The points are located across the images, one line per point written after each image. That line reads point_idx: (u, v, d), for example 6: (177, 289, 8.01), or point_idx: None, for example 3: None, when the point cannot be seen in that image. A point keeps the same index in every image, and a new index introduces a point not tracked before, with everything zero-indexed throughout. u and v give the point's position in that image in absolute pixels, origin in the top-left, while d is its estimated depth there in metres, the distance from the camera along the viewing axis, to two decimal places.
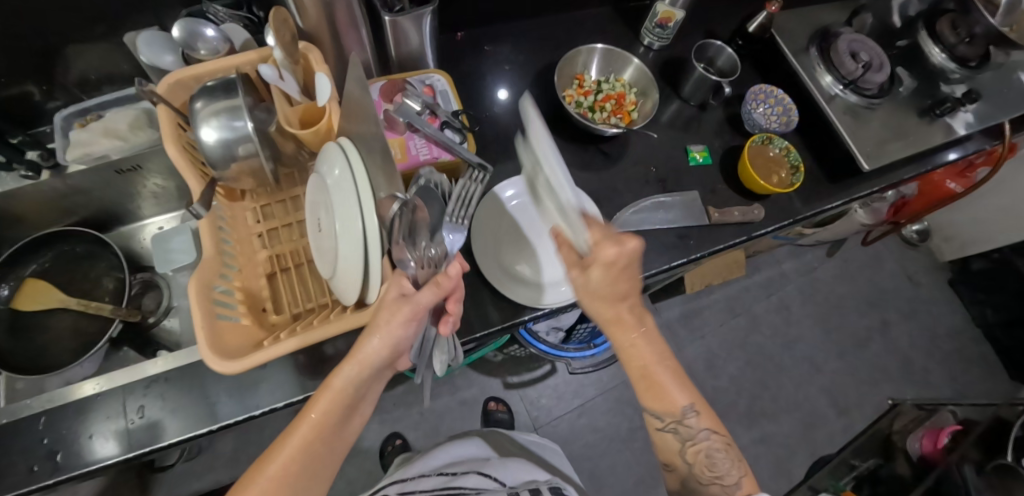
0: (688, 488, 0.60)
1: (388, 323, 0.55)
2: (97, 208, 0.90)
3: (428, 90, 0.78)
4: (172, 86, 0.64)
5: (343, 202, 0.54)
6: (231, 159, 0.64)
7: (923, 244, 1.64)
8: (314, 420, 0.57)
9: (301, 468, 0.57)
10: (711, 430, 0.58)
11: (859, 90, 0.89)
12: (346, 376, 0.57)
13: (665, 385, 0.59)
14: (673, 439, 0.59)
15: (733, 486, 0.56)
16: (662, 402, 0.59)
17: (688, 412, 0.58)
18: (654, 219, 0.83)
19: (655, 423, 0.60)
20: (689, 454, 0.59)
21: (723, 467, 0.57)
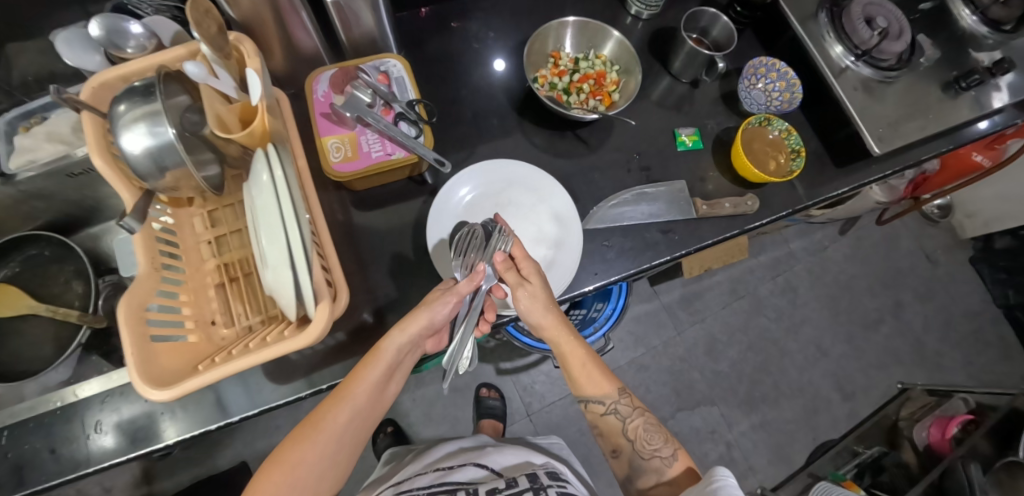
0: (635, 468, 0.68)
1: (432, 297, 0.63)
2: (58, 211, 0.87)
3: (383, 78, 0.71)
4: (96, 89, 0.60)
5: (267, 223, 0.51)
6: (163, 168, 0.59)
7: (945, 221, 1.53)
8: (364, 384, 0.61)
9: (348, 428, 0.62)
10: (643, 410, 0.70)
11: (873, 62, 0.79)
12: (395, 344, 0.61)
13: (594, 373, 0.71)
14: (615, 419, 0.70)
15: (669, 458, 0.67)
16: (594, 387, 0.70)
17: (621, 393, 0.70)
18: (635, 212, 0.75)
19: (598, 408, 0.70)
20: (631, 430, 0.69)
21: (661, 441, 0.68)
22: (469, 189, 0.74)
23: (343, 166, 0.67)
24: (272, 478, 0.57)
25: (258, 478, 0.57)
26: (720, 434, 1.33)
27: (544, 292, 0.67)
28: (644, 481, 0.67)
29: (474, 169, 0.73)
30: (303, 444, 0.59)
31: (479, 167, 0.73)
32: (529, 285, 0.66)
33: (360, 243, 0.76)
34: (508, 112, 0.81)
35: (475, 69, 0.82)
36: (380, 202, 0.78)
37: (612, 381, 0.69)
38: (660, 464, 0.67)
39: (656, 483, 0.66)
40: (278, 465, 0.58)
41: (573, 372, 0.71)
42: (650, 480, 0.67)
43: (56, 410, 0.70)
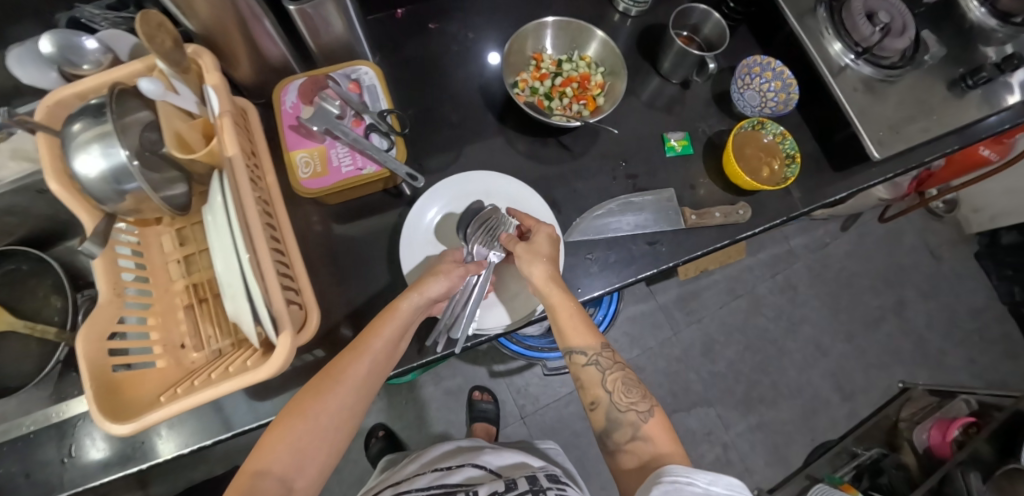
0: (611, 421, 0.61)
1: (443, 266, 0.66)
2: (33, 226, 0.85)
3: (354, 86, 0.68)
4: (50, 108, 0.57)
5: (222, 248, 0.51)
6: (121, 191, 0.57)
7: (950, 215, 1.49)
8: (381, 338, 0.61)
9: (366, 383, 0.60)
10: (624, 365, 0.64)
11: (874, 60, 0.75)
12: (411, 301, 0.62)
13: (580, 323, 0.64)
14: (595, 371, 0.63)
15: (646, 413, 0.61)
16: (579, 337, 0.64)
17: (605, 346, 0.64)
18: (621, 223, 0.72)
19: (578, 360, 0.64)
20: (610, 382, 0.63)
21: (639, 395, 0.62)
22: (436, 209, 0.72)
23: (312, 182, 0.65)
24: (292, 427, 0.56)
25: (275, 428, 0.56)
26: (716, 435, 1.31)
27: (550, 252, 0.66)
28: (620, 437, 0.60)
29: (438, 187, 0.72)
30: (322, 394, 0.57)
31: (442, 185, 0.72)
32: (529, 243, 0.67)
33: (336, 256, 0.74)
34: (489, 119, 0.78)
35: (455, 73, 0.79)
36: (356, 213, 0.75)
37: (596, 331, 0.63)
38: (637, 418, 0.60)
39: (630, 438, 0.60)
40: (296, 415, 0.56)
41: (557, 321, 0.64)
42: (625, 435, 0.60)
43: (28, 434, 0.69)
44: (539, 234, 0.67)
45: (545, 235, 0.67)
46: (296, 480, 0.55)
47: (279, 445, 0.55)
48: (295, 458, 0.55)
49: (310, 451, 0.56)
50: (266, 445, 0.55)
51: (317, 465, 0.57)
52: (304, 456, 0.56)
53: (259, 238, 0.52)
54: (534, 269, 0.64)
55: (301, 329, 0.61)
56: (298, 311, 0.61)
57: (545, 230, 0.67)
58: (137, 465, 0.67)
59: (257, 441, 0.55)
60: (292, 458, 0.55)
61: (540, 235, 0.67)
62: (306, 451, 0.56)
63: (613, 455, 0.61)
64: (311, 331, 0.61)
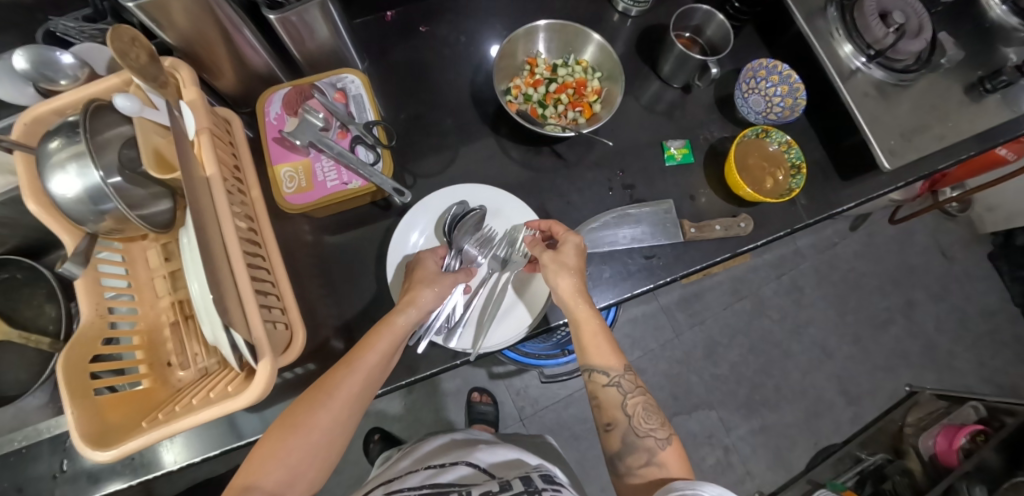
0: (627, 445, 0.59)
1: (431, 278, 0.64)
2: (24, 235, 0.85)
3: (339, 96, 0.66)
4: (27, 126, 0.56)
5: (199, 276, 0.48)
6: (100, 211, 0.56)
7: (962, 215, 1.46)
8: (375, 352, 0.58)
9: (361, 397, 0.57)
10: (646, 389, 0.62)
11: (886, 63, 0.71)
12: (406, 315, 0.60)
13: (603, 341, 0.62)
14: (616, 393, 0.61)
15: (664, 441, 0.59)
16: (600, 355, 0.62)
17: (627, 368, 0.62)
18: (617, 236, 0.70)
19: (599, 379, 0.62)
20: (630, 406, 0.60)
21: (658, 421, 0.60)
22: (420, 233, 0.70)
23: (296, 197, 0.64)
24: (283, 442, 0.53)
25: (266, 443, 0.54)
26: (717, 439, 1.30)
27: (576, 262, 0.63)
28: (634, 461, 0.58)
29: (418, 209, 0.70)
30: (314, 407, 0.55)
31: (423, 206, 0.70)
32: (555, 252, 0.64)
33: (324, 269, 0.72)
34: (481, 126, 0.75)
35: (448, 78, 0.77)
36: (345, 225, 0.74)
37: (620, 352, 0.61)
38: (654, 444, 0.58)
39: (644, 463, 0.58)
40: (287, 429, 0.54)
41: (580, 336, 0.62)
42: (638, 460, 0.58)
43: (20, 449, 0.70)
44: (568, 242, 0.64)
45: (573, 246, 0.64)
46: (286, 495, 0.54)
47: (270, 461, 0.53)
48: (286, 474, 0.53)
49: (301, 467, 0.54)
50: (256, 461, 0.53)
51: (308, 480, 0.55)
52: (295, 472, 0.54)
53: (236, 258, 0.51)
54: (563, 280, 0.62)
55: (286, 350, 0.59)
56: (283, 331, 0.59)
57: (574, 237, 0.64)
58: (128, 481, 0.67)
59: (248, 455, 0.54)
60: (283, 474, 0.53)
61: (568, 244, 0.64)
62: (298, 467, 0.54)
63: (622, 478, 0.59)
64: (296, 352, 0.59)
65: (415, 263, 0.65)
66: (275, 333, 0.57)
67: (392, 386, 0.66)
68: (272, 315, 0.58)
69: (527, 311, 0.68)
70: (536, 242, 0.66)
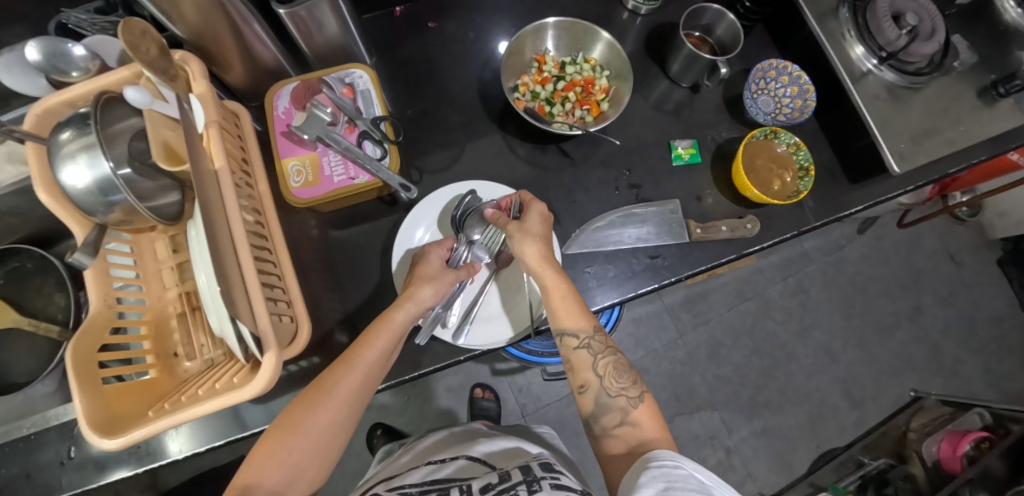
0: (600, 406, 0.59)
1: (433, 276, 0.64)
2: (36, 224, 0.86)
3: (348, 91, 0.66)
4: (39, 117, 0.56)
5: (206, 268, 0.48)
6: (110, 202, 0.57)
7: (973, 220, 1.45)
8: (373, 349, 0.58)
9: (360, 395, 0.58)
10: (617, 349, 0.63)
11: (898, 65, 0.70)
12: (404, 311, 0.61)
13: (574, 305, 0.62)
14: (586, 354, 0.61)
15: (636, 399, 0.59)
16: (571, 318, 0.61)
17: (597, 329, 0.62)
18: (622, 236, 0.70)
19: (570, 343, 0.61)
20: (602, 366, 0.61)
21: (629, 379, 0.60)
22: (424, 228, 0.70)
23: (303, 191, 0.64)
24: (282, 442, 0.53)
25: (265, 443, 0.53)
26: (719, 440, 1.30)
27: (542, 228, 0.64)
28: (609, 421, 0.58)
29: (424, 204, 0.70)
30: (313, 407, 0.55)
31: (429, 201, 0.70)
32: (520, 222, 0.64)
33: (330, 262, 0.73)
34: (488, 124, 0.75)
35: (456, 74, 0.77)
36: (350, 220, 0.74)
37: (589, 312, 0.61)
38: (626, 403, 0.59)
39: (619, 423, 0.58)
40: (286, 430, 0.54)
41: (548, 302, 0.62)
42: (612, 420, 0.58)
43: (28, 435, 0.71)
44: (531, 211, 0.65)
45: (537, 213, 0.65)
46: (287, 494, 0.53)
47: (269, 461, 0.53)
48: (286, 474, 0.53)
49: (301, 466, 0.54)
50: (255, 461, 0.53)
51: (309, 480, 0.55)
52: (296, 471, 0.54)
53: (244, 251, 0.52)
54: (528, 246, 0.63)
55: (292, 343, 0.60)
56: (288, 324, 0.60)
57: (536, 205, 0.65)
58: (134, 469, 0.68)
59: (247, 455, 0.53)
60: (283, 474, 0.53)
61: (533, 213, 0.65)
62: (298, 467, 0.54)
63: (598, 440, 0.59)
64: (301, 345, 0.60)
65: (420, 258, 0.66)
66: (281, 325, 0.58)
67: (393, 381, 0.67)
68: (278, 308, 0.58)
69: (509, 326, 0.67)
70: (499, 215, 0.67)
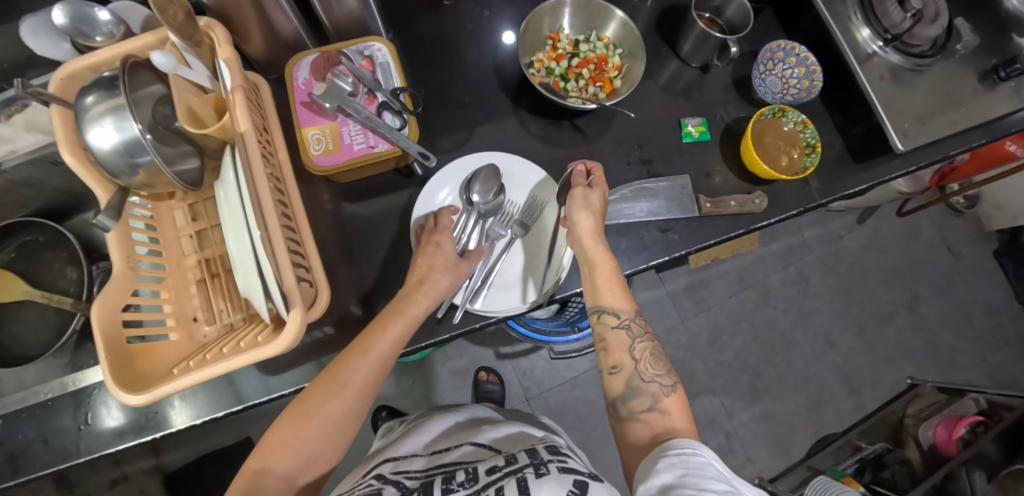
0: (631, 389, 0.59)
1: (439, 264, 0.65)
2: (48, 198, 0.86)
3: (367, 63, 0.68)
4: (64, 79, 0.57)
5: (238, 230, 0.50)
6: (135, 165, 0.58)
7: (969, 212, 1.48)
8: (387, 341, 0.60)
9: (371, 385, 0.59)
10: (652, 337, 0.63)
11: (903, 48, 0.72)
12: (423, 306, 0.63)
13: (617, 288, 0.64)
14: (625, 336, 0.62)
15: (669, 388, 0.59)
16: (612, 297, 0.63)
17: (637, 313, 0.63)
18: (634, 209, 0.72)
19: (609, 321, 0.63)
20: (638, 351, 0.61)
21: (664, 368, 0.60)
22: (447, 190, 0.72)
23: (324, 159, 0.66)
24: (296, 429, 0.54)
25: (278, 430, 0.54)
26: (720, 424, 1.32)
27: (599, 206, 0.66)
28: (637, 405, 0.58)
29: (446, 170, 0.72)
30: (326, 397, 0.56)
31: (452, 165, 0.72)
32: (587, 190, 0.66)
33: (346, 235, 0.74)
34: (502, 101, 0.77)
35: (472, 51, 0.78)
36: (367, 193, 0.75)
37: (631, 295, 0.63)
38: (659, 390, 0.59)
39: (647, 408, 0.58)
40: (300, 417, 0.55)
41: (592, 276, 0.64)
42: (641, 404, 0.58)
43: (45, 401, 0.71)
44: (598, 187, 0.67)
45: (600, 192, 0.67)
46: (299, 479, 0.54)
47: (282, 447, 0.53)
48: (298, 459, 0.53)
49: (314, 453, 0.55)
50: (269, 446, 0.53)
51: (321, 465, 0.56)
52: (309, 458, 0.54)
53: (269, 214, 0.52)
54: (583, 217, 0.64)
55: (311, 307, 0.61)
56: (308, 290, 0.61)
57: (599, 189, 0.67)
58: (154, 433, 0.69)
59: (260, 441, 0.54)
60: (296, 460, 0.53)
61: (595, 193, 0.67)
62: (310, 455, 0.54)
63: (622, 423, 0.59)
64: (321, 309, 0.61)
65: (431, 247, 0.66)
66: (301, 288, 0.59)
67: (410, 349, 0.67)
68: (299, 273, 0.59)
69: (530, 290, 0.69)
70: (578, 173, 0.68)
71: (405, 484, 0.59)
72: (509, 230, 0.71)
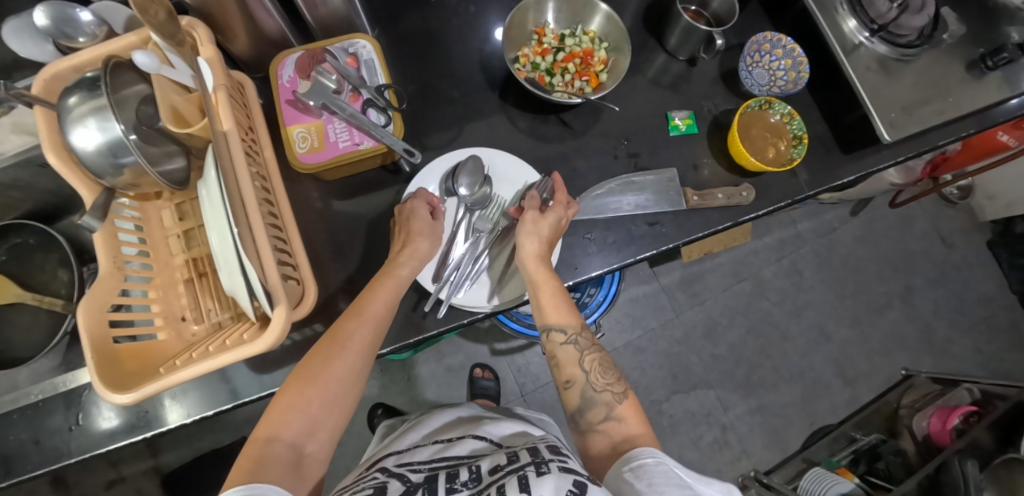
0: (586, 400, 0.60)
1: (422, 228, 0.66)
2: (39, 200, 0.86)
3: (352, 60, 0.67)
4: (47, 80, 0.57)
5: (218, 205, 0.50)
6: (120, 165, 0.58)
7: (964, 202, 1.48)
8: (380, 302, 0.61)
9: (371, 346, 0.59)
10: (601, 348, 0.64)
11: (889, 38, 0.72)
12: (409, 267, 0.64)
13: (561, 301, 0.64)
14: (573, 350, 0.63)
15: (620, 395, 0.60)
16: (558, 316, 0.64)
17: (584, 328, 0.64)
18: (621, 203, 0.72)
19: (557, 338, 0.63)
20: (587, 363, 0.62)
21: (614, 377, 0.62)
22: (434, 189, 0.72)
23: (309, 157, 0.66)
24: (302, 392, 0.54)
25: (284, 396, 0.54)
26: (715, 417, 1.32)
27: (549, 233, 0.66)
28: (594, 416, 0.59)
29: (433, 166, 0.72)
30: (329, 359, 0.56)
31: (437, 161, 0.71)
32: (538, 216, 0.66)
33: (335, 232, 0.74)
34: (489, 96, 0.77)
35: (459, 46, 0.78)
36: (355, 190, 0.75)
37: (577, 312, 0.63)
38: (611, 399, 0.60)
39: (604, 419, 0.59)
40: (304, 381, 0.55)
41: (537, 297, 0.64)
42: (597, 416, 0.59)
43: (36, 402, 0.72)
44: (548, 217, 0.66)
45: (552, 225, 0.66)
46: (307, 446, 0.53)
47: (291, 410, 0.53)
48: (306, 423, 0.54)
49: (321, 416, 0.55)
50: (277, 411, 0.53)
51: (328, 429, 0.56)
52: (316, 421, 0.54)
53: (246, 194, 0.52)
54: (530, 242, 0.65)
55: (298, 304, 0.61)
56: (296, 287, 0.61)
57: (556, 208, 0.67)
58: (145, 434, 0.70)
59: (266, 411, 0.54)
60: (303, 422, 0.54)
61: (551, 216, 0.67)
62: (318, 418, 0.54)
63: (583, 436, 0.60)
64: (309, 307, 0.61)
65: (407, 214, 0.67)
66: (288, 287, 0.59)
67: (399, 345, 0.68)
68: (286, 271, 0.59)
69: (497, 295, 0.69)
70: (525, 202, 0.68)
71: (410, 477, 0.56)
72: (495, 224, 0.71)
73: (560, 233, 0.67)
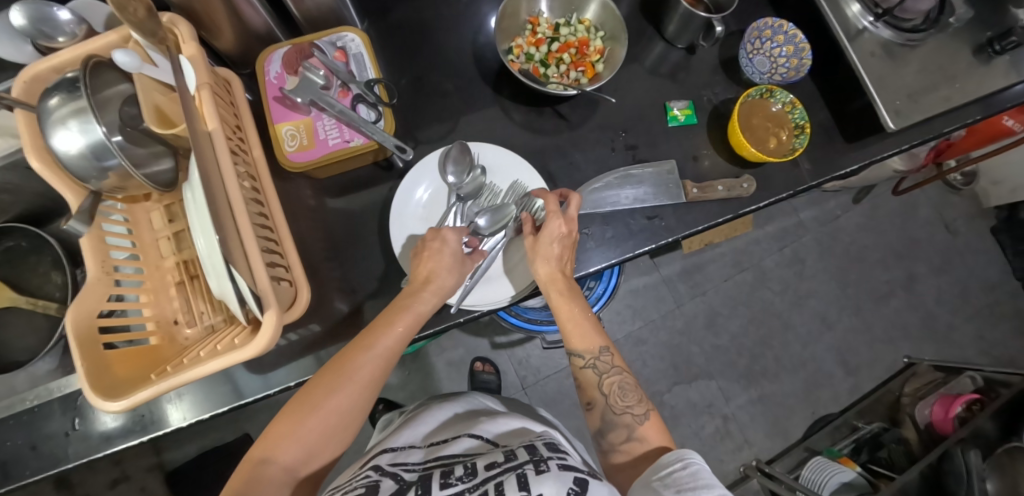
0: (607, 422, 0.61)
1: (440, 262, 0.63)
2: (28, 201, 0.85)
3: (340, 54, 0.66)
4: (28, 82, 0.56)
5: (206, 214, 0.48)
6: (105, 169, 0.56)
7: (968, 188, 1.46)
8: (392, 336, 0.58)
9: (378, 380, 0.58)
10: (622, 369, 0.63)
11: (894, 22, 0.70)
12: (429, 304, 0.61)
13: (585, 324, 0.65)
14: (592, 374, 0.63)
15: (641, 416, 0.60)
16: (580, 339, 0.64)
17: (604, 349, 0.63)
18: (619, 197, 0.70)
19: (576, 362, 0.64)
20: (606, 386, 0.62)
21: (635, 398, 0.61)
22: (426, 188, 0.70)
23: (298, 155, 0.65)
24: (301, 422, 0.53)
25: (280, 422, 0.53)
26: (717, 407, 1.32)
27: (559, 252, 0.64)
28: (615, 438, 0.59)
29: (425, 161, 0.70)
30: (332, 389, 0.55)
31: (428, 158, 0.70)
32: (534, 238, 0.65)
33: (328, 230, 0.73)
34: (483, 89, 0.75)
35: (452, 38, 0.76)
36: (348, 187, 0.74)
37: (601, 333, 0.63)
38: (632, 420, 0.59)
39: (625, 441, 0.59)
40: (305, 409, 0.54)
41: (559, 322, 0.65)
42: (620, 436, 0.59)
43: (32, 408, 0.71)
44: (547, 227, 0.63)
45: (551, 241, 0.64)
46: (301, 470, 0.53)
47: (286, 438, 0.52)
48: (302, 452, 0.53)
49: (318, 446, 0.54)
50: (272, 436, 0.53)
51: (324, 456, 0.55)
52: (312, 451, 0.53)
53: (235, 197, 0.52)
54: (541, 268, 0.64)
55: (291, 306, 0.60)
56: (288, 288, 0.60)
57: (557, 221, 0.63)
58: (141, 438, 0.69)
59: (263, 431, 0.53)
60: (300, 451, 0.53)
61: (550, 228, 0.64)
62: (314, 448, 0.53)
63: (605, 454, 0.61)
64: (302, 308, 0.60)
65: (435, 244, 0.64)
66: (279, 289, 0.58)
67: None
68: (277, 272, 0.58)
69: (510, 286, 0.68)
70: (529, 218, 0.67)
71: (402, 477, 0.56)
72: (505, 228, 0.69)
73: (571, 246, 0.66)
